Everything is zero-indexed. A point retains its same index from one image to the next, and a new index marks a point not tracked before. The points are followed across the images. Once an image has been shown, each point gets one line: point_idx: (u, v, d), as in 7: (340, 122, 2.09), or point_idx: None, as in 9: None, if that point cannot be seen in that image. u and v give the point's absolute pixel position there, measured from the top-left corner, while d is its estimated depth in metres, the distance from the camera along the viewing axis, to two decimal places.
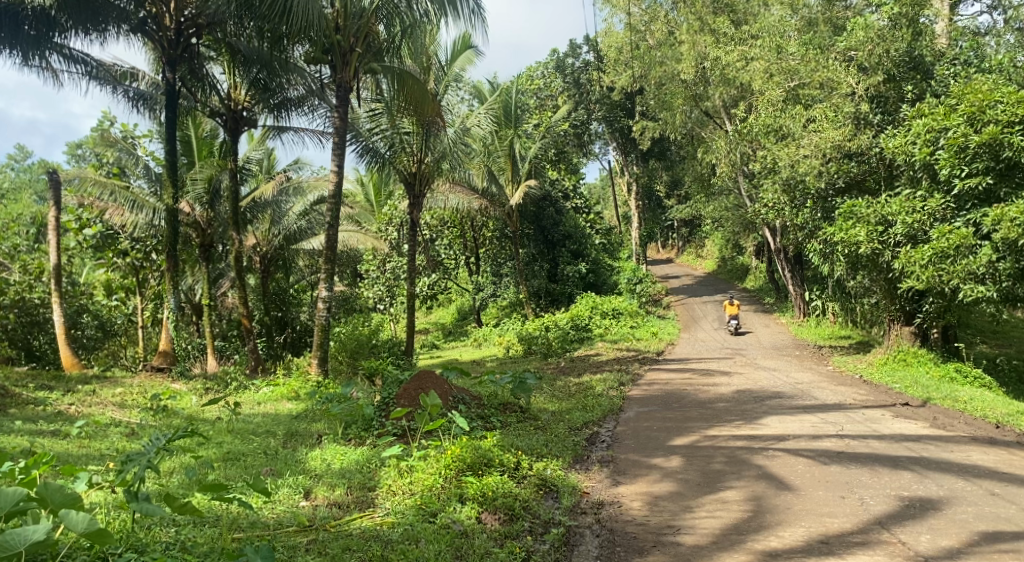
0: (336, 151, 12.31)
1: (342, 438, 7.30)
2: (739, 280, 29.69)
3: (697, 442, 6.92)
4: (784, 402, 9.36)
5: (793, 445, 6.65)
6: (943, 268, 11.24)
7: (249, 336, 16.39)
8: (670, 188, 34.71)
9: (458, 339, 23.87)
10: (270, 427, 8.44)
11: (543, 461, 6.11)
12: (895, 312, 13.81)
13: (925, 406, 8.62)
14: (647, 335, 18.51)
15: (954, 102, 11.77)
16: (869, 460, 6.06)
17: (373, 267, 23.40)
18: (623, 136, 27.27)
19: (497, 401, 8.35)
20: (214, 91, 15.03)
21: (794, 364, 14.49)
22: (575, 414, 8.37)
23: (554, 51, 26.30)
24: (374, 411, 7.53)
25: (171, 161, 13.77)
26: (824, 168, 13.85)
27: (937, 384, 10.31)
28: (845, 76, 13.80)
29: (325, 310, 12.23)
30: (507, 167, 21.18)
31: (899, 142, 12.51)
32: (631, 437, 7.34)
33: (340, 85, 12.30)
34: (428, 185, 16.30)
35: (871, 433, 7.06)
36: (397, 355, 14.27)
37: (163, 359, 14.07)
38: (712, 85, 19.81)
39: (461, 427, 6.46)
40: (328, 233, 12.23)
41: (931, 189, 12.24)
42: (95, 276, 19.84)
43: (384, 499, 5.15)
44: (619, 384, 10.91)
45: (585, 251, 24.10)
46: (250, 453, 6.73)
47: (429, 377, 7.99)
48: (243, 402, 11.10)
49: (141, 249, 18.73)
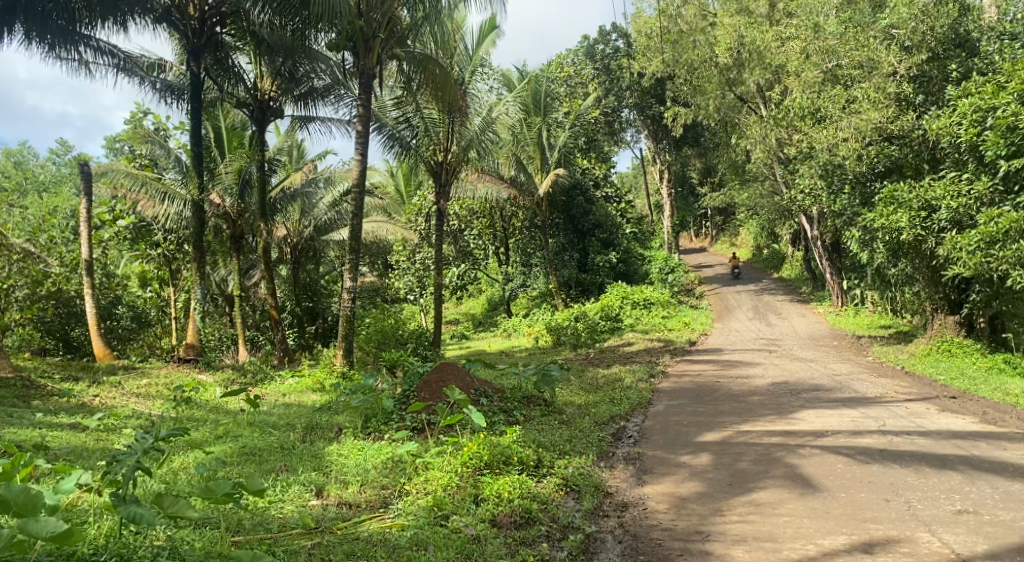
0: (360, 139, 12.13)
1: (362, 431, 7.12)
2: (775, 269, 29.02)
3: (728, 438, 6.61)
4: (821, 395, 8.96)
5: (830, 441, 6.29)
6: (992, 254, 10.73)
7: (277, 327, 16.26)
8: (703, 175, 34.00)
9: (487, 330, 23.70)
10: (292, 420, 8.31)
11: (565, 458, 5.86)
12: (939, 300, 13.27)
13: (972, 400, 8.18)
14: (679, 325, 18.12)
15: (1003, 79, 11.11)
16: (914, 459, 5.69)
17: (403, 259, 23.14)
18: (655, 123, 26.88)
19: (521, 394, 8.13)
20: (240, 82, 15.02)
21: (831, 355, 14.03)
22: (602, 408, 8.09)
23: (584, 37, 25.81)
24: (394, 404, 7.36)
25: (198, 153, 13.74)
26: (864, 152, 13.41)
27: (984, 376, 9.82)
28: (886, 55, 13.18)
29: (350, 301, 12.05)
30: (536, 156, 20.87)
31: (943, 123, 11.94)
32: (660, 432, 7.05)
33: (363, 72, 12.08)
34: (456, 174, 16.10)
35: (916, 429, 6.66)
36: (424, 347, 14.12)
37: (190, 351, 13.94)
38: (746, 68, 19.23)
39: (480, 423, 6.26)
40: (352, 222, 12.08)
41: (978, 172, 11.68)
42: (131, 267, 20.14)
43: (397, 498, 4.96)
44: (649, 376, 10.59)
45: (616, 240, 23.69)
46: (266, 448, 6.58)
47: (449, 369, 7.76)
48: (267, 393, 11.05)
49: (173, 241, 18.81)
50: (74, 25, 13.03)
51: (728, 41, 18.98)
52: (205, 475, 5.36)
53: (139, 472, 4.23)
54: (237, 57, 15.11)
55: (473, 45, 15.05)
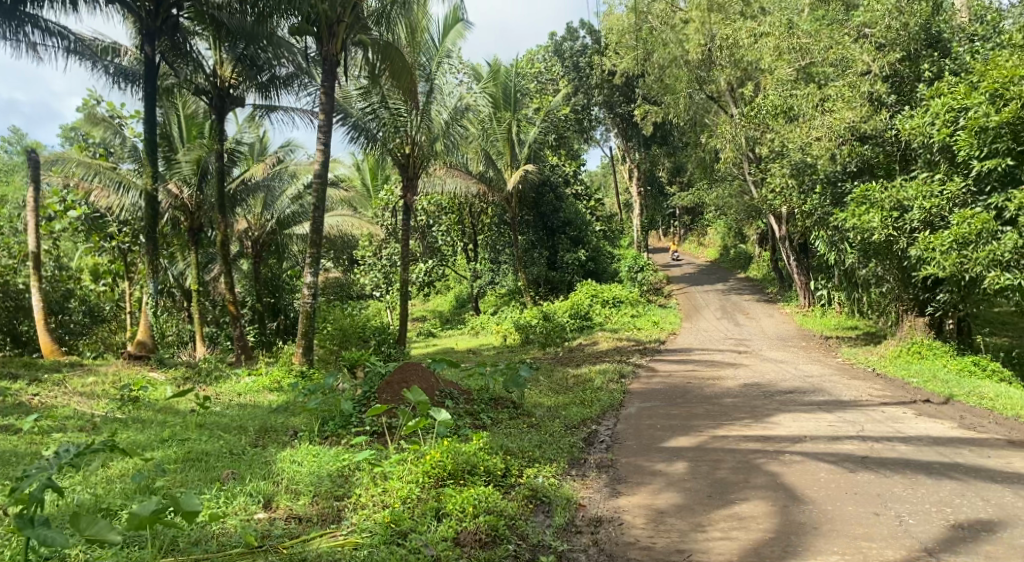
0: (323, 129, 11.64)
1: (319, 436, 6.68)
2: (742, 269, 29.07)
3: (705, 444, 6.32)
4: (795, 398, 8.75)
5: (811, 448, 6.03)
6: (966, 255, 10.61)
7: (236, 323, 15.63)
8: (672, 174, 33.99)
9: (455, 327, 23.31)
10: (246, 422, 7.83)
11: (534, 466, 5.52)
12: (908, 301, 13.18)
13: (948, 405, 8.02)
14: (648, 324, 17.93)
15: (976, 79, 11.04)
16: (899, 467, 5.44)
17: (369, 254, 22.58)
18: (625, 122, 26.76)
19: (488, 396, 7.76)
20: (199, 68, 14.46)
21: (800, 355, 13.94)
22: (572, 410, 7.77)
23: (552, 34, 25.60)
24: (353, 407, 6.96)
25: (154, 140, 13.09)
26: (837, 151, 13.23)
27: (958, 379, 9.73)
28: (860, 53, 13.10)
29: (310, 297, 11.56)
30: (506, 151, 20.40)
31: (915, 123, 11.81)
32: (633, 437, 6.74)
33: (326, 58, 11.59)
34: (424, 168, 15.67)
35: (896, 434, 6.44)
36: (388, 344, 13.71)
37: (141, 348, 13.16)
38: (717, 67, 19.12)
39: (445, 428, 5.88)
40: (313, 216, 11.58)
41: (950, 173, 11.59)
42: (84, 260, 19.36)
43: (352, 511, 4.59)
44: (620, 376, 10.31)
45: (585, 238, 23.39)
46: (214, 453, 6.09)
47: (412, 369, 7.35)
48: (221, 392, 10.57)
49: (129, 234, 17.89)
50: (20, 4, 12.31)
51: (699, 38, 18.81)
52: (142, 485, 4.89)
53: (51, 492, 3.85)
54: (196, 42, 14.54)
55: (442, 34, 14.78)
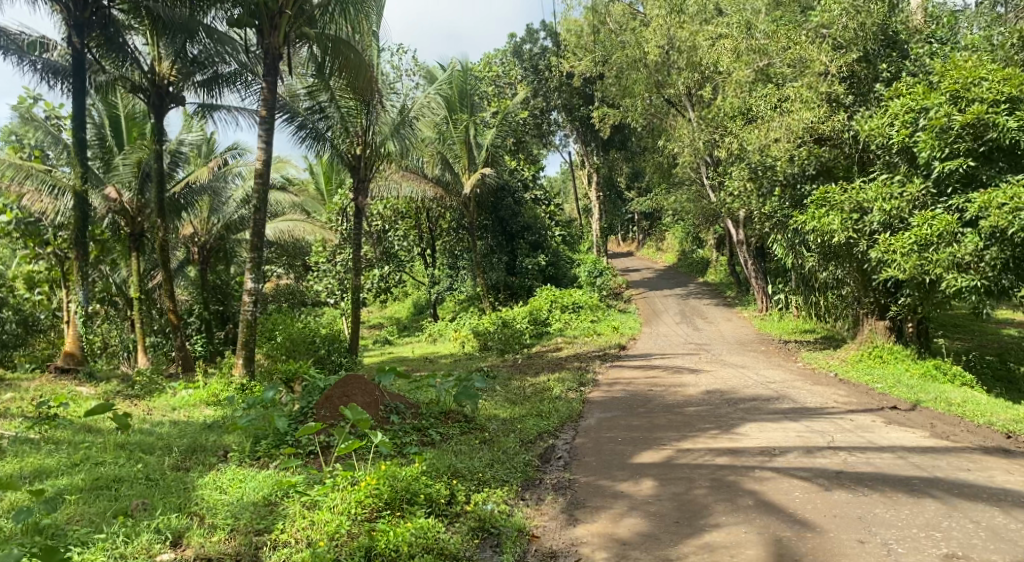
0: (264, 127, 10.98)
1: (248, 460, 6.07)
2: (700, 273, 28.97)
3: (669, 459, 5.89)
4: (759, 405, 8.40)
5: (782, 462, 5.65)
6: (925, 257, 10.43)
7: (178, 333, 14.73)
8: (631, 180, 33.89)
9: (412, 334, 22.68)
10: (173, 441, 7.13)
11: (482, 490, 5.05)
12: (868, 304, 13.01)
13: (917, 411, 7.75)
14: (608, 330, 17.57)
15: (935, 79, 10.95)
16: (878, 483, 5.08)
17: (323, 260, 21.72)
18: (584, 126, 26.46)
19: (437, 409, 7.20)
20: (134, 64, 13.71)
21: (762, 360, 13.70)
22: (528, 423, 7.27)
23: (511, 35, 25.15)
24: (288, 425, 6.42)
25: (83, 139, 12.20)
26: (795, 153, 12.97)
27: (923, 384, 9.54)
28: (819, 53, 12.87)
29: (251, 305, 10.86)
30: (462, 155, 19.69)
31: (875, 123, 11.64)
32: (593, 452, 6.29)
33: (268, 51, 10.86)
34: (375, 168, 15.29)
35: (869, 445, 6.10)
36: (339, 354, 13.11)
37: (69, 360, 12.21)
38: (676, 70, 18.86)
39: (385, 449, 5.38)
40: (254, 218, 10.92)
41: (910, 174, 11.43)
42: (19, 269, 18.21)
43: (273, 552, 4.13)
44: (578, 385, 9.86)
45: (544, 243, 22.98)
46: (126, 477, 5.44)
47: (354, 383, 6.81)
48: (154, 408, 9.86)
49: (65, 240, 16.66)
50: None
51: (658, 40, 18.45)
52: (24, 524, 4.19)
53: None
54: (130, 37, 13.80)
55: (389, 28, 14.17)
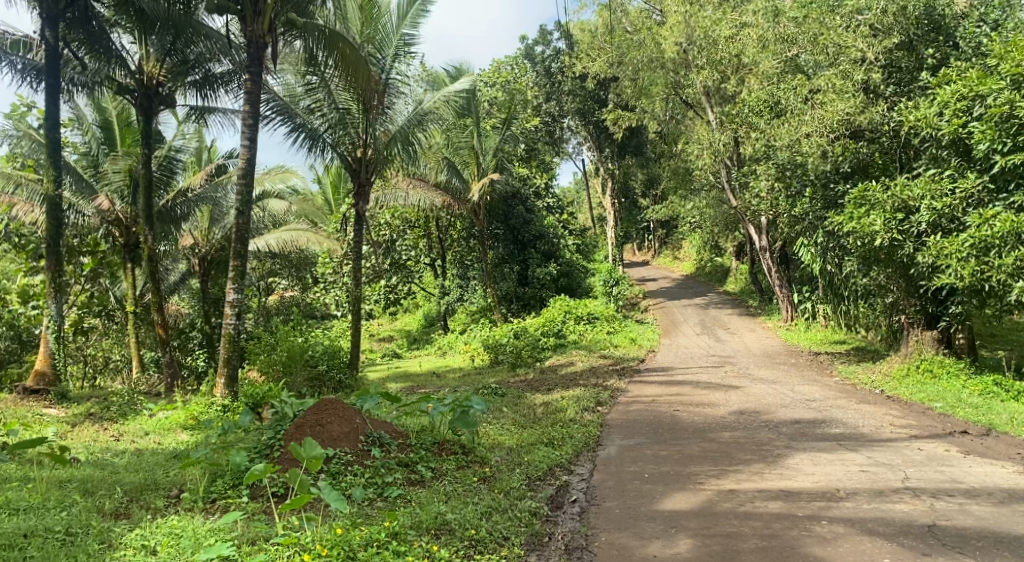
0: (247, 122, 10.00)
1: (200, 506, 5.10)
2: (720, 282, 27.77)
3: (711, 505, 4.83)
4: (804, 430, 7.28)
5: (857, 511, 4.58)
6: (987, 261, 9.26)
7: (165, 348, 13.56)
8: (646, 187, 32.81)
9: (421, 348, 21.63)
10: (125, 476, 6.09)
11: (473, 555, 4.11)
12: (914, 313, 11.79)
13: (999, 440, 6.62)
14: (625, 341, 16.47)
15: (992, 62, 9.81)
16: (991, 548, 4.00)
17: (328, 270, 22.12)
18: (598, 131, 25.05)
19: (429, 438, 6.12)
20: (120, 65, 12.77)
21: (794, 374, 12.54)
22: (538, 454, 6.20)
23: (522, 37, 24.15)
24: (248, 458, 5.46)
25: (56, 139, 11.27)
26: (829, 148, 11.88)
27: (988, 404, 8.38)
28: (854, 40, 11.79)
29: (234, 318, 9.82)
30: (471, 161, 18.78)
31: (921, 113, 10.52)
32: (615, 493, 5.25)
33: (250, 39, 9.92)
34: (379, 173, 14.12)
35: (957, 485, 5.02)
36: (338, 370, 12.13)
37: (39, 380, 11.26)
38: (695, 69, 17.72)
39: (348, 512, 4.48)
40: (236, 222, 9.93)
41: (962, 169, 10.29)
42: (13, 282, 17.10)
43: None
44: (594, 405, 8.75)
45: (557, 252, 21.78)
46: (38, 529, 4.47)
47: (330, 408, 5.80)
48: (125, 433, 8.91)
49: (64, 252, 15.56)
50: None
51: (676, 37, 17.44)
52: None
53: None
54: (116, 35, 12.91)
55: (396, 21, 13.09)
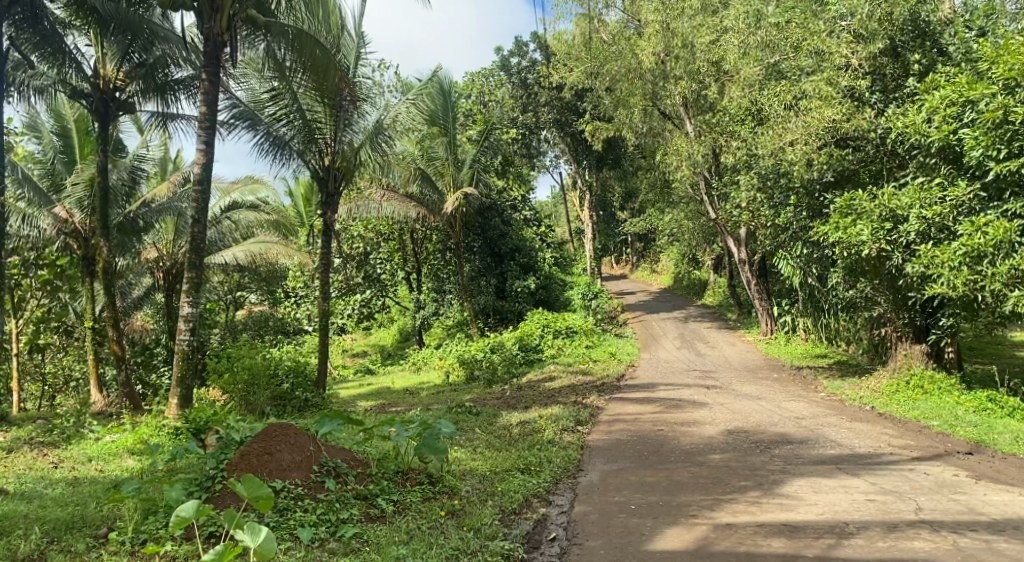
0: (203, 125, 9.37)
1: (126, 550, 4.52)
2: (698, 295, 27.49)
3: (707, 545, 4.32)
4: (799, 452, 6.79)
5: (871, 551, 4.09)
6: (981, 271, 8.90)
7: (121, 366, 12.69)
8: (625, 199, 32.52)
9: (395, 363, 20.95)
10: (49, 513, 5.38)
11: None
12: (902, 326, 11.42)
13: (1006, 463, 6.19)
14: (605, 356, 15.98)
15: (983, 68, 9.48)
16: None
17: (299, 285, 22.06)
18: (574, 141, 24.67)
19: (393, 468, 5.55)
20: (75, 67, 12.09)
21: (778, 389, 12.11)
22: (512, 482, 5.66)
23: (498, 47, 23.73)
24: (185, 494, 4.84)
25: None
26: (815, 157, 11.40)
27: (986, 421, 7.97)
28: (838, 45, 11.43)
29: (188, 334, 9.16)
30: (445, 171, 18.19)
31: (910, 119, 10.19)
32: (599, 529, 4.72)
33: (207, 37, 9.32)
34: (349, 182, 13.46)
35: (975, 517, 4.56)
36: (304, 387, 11.43)
37: None
38: (672, 79, 17.46)
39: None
40: (192, 231, 9.28)
41: (952, 177, 9.95)
42: None
43: None
44: (574, 425, 8.20)
45: (535, 265, 21.35)
46: None
47: (280, 435, 5.23)
48: (65, 458, 8.16)
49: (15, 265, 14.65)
50: None
51: (653, 47, 17.15)
52: None
53: None
54: (72, 37, 12.25)
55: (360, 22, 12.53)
